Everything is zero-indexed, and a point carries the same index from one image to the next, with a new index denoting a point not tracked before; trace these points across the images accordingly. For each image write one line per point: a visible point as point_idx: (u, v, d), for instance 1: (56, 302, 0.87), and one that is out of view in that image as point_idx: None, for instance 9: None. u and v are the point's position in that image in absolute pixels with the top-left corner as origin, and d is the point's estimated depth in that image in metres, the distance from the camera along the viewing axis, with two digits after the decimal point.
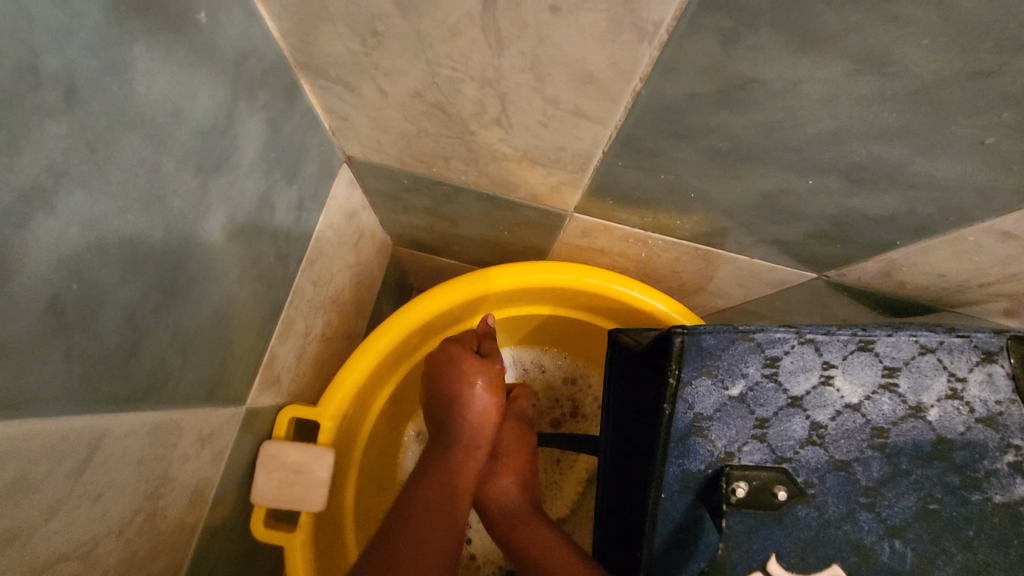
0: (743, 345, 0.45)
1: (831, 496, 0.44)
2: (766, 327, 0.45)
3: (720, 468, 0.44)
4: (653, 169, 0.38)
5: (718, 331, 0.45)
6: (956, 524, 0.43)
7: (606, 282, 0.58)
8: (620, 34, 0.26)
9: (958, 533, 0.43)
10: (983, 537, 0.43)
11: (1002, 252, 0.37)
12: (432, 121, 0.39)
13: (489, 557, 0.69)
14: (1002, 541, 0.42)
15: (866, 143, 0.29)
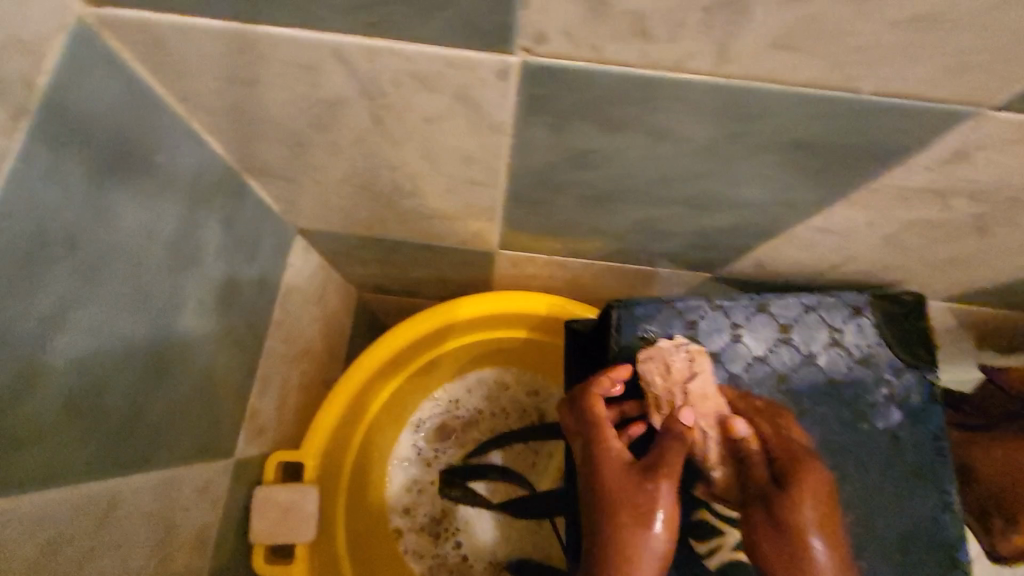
0: (667, 313, 0.52)
1: None
2: (686, 297, 0.52)
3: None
4: (548, 212, 0.46)
5: (646, 305, 0.52)
6: (855, 451, 0.49)
7: (546, 303, 0.66)
8: (481, 131, 0.34)
9: (857, 459, 0.49)
10: (874, 461, 0.49)
11: (832, 243, 0.46)
12: (362, 197, 0.47)
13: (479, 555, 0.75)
14: (889, 461, 0.49)
15: (688, 183, 0.38)
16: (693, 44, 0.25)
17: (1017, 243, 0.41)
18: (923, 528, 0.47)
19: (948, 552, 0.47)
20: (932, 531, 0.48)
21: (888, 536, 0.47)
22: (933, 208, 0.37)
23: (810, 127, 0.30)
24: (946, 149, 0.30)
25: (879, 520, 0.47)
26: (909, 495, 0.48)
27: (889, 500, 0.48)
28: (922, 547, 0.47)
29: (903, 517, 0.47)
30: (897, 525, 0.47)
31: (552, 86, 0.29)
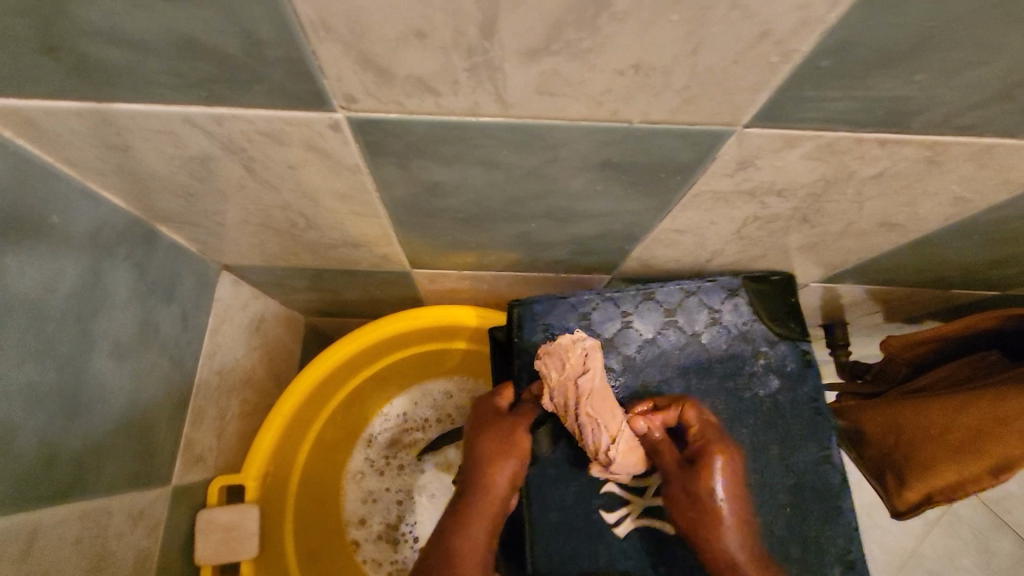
0: (563, 307, 0.59)
1: None
2: (580, 293, 0.59)
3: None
4: (437, 233, 0.51)
5: (544, 302, 0.59)
6: (741, 415, 0.55)
7: (464, 313, 0.70)
8: (340, 171, 0.39)
9: (744, 421, 0.54)
10: (758, 423, 0.54)
11: (695, 240, 0.51)
12: (266, 233, 0.51)
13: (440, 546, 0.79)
14: (774, 423, 0.54)
15: (539, 200, 0.42)
16: (475, 94, 0.29)
17: (843, 228, 0.46)
18: (809, 478, 0.53)
19: (832, 499, 0.52)
20: (817, 481, 0.53)
21: (778, 487, 0.52)
22: (755, 205, 0.42)
23: (610, 149, 0.35)
24: (730, 158, 0.35)
25: (768, 473, 0.53)
26: (795, 451, 0.54)
27: (776, 456, 0.53)
28: (809, 496, 0.52)
29: (789, 470, 0.53)
30: (785, 477, 0.53)
31: (380, 132, 0.33)
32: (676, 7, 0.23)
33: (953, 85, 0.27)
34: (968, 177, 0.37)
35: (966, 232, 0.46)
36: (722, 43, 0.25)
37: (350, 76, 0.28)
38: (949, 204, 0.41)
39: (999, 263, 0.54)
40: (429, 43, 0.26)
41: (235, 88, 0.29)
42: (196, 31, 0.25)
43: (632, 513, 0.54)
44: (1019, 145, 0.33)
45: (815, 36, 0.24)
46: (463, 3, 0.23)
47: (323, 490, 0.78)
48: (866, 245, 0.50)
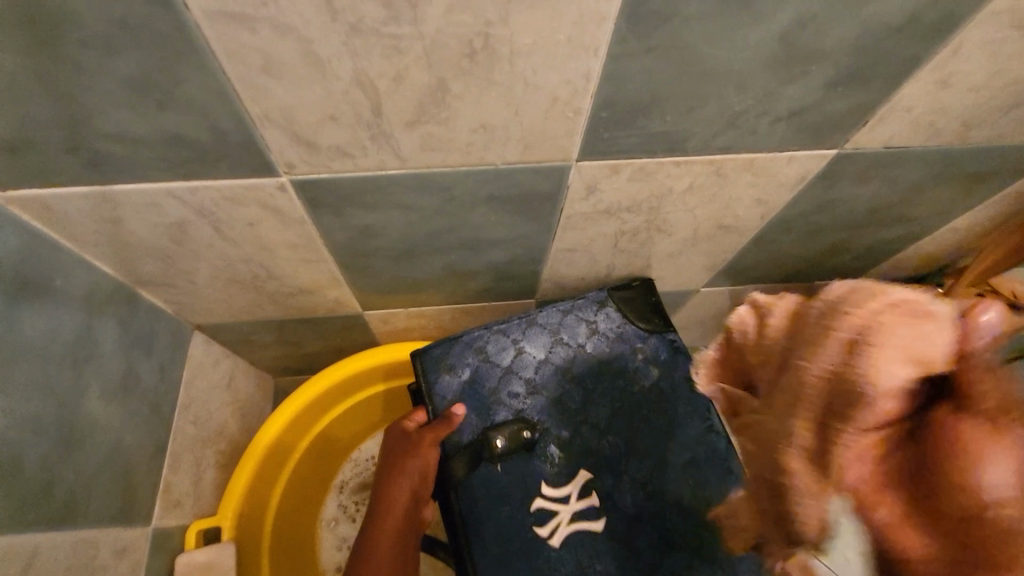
0: (459, 347, 0.66)
1: (556, 422, 0.63)
2: (471, 331, 0.67)
3: (480, 433, 0.62)
4: (377, 273, 0.62)
5: (442, 344, 0.66)
6: (637, 409, 0.63)
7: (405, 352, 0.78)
8: (290, 224, 0.50)
9: (639, 413, 0.63)
10: (653, 410, 0.63)
11: (586, 257, 0.63)
12: (234, 288, 0.61)
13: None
14: (662, 407, 0.64)
15: (450, 233, 0.54)
16: (380, 154, 0.42)
17: (693, 234, 0.59)
18: (701, 448, 0.62)
19: (721, 461, 0.61)
20: (707, 450, 0.62)
21: (679, 461, 0.61)
22: (616, 221, 0.55)
23: (490, 185, 0.47)
24: (579, 185, 0.49)
25: (668, 455, 0.62)
26: (687, 427, 0.63)
27: (670, 437, 0.62)
28: (704, 465, 0.61)
29: (683, 447, 0.62)
30: (681, 454, 0.61)
31: (316, 189, 0.45)
32: (492, 86, 0.36)
33: (696, 120, 0.42)
34: (753, 183, 0.51)
35: (783, 228, 0.60)
36: (531, 106, 0.38)
37: (289, 149, 0.40)
38: (754, 206, 0.55)
39: (830, 253, 0.68)
40: (339, 123, 0.38)
41: (207, 165, 0.41)
42: (179, 127, 0.37)
43: (562, 523, 0.58)
44: (769, 156, 0.47)
45: (589, 97, 0.38)
46: (357, 96, 0.36)
47: (296, 549, 0.82)
48: (718, 247, 0.63)
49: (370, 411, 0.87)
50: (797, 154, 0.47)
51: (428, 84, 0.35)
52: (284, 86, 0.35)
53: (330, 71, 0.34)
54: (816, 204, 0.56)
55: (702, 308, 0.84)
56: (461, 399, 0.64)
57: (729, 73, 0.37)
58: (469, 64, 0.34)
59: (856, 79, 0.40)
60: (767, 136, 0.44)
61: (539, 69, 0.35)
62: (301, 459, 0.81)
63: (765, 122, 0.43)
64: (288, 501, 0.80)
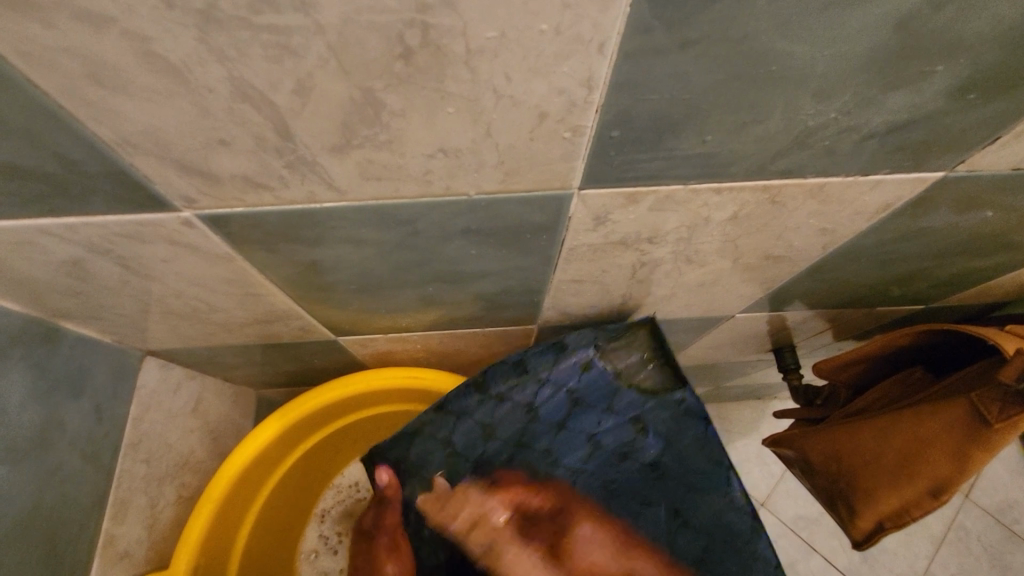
0: (451, 421, 0.61)
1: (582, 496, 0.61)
2: (463, 399, 0.61)
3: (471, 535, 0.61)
4: (341, 304, 0.51)
5: (430, 426, 0.62)
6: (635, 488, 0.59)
7: (386, 380, 0.70)
8: (215, 260, 0.40)
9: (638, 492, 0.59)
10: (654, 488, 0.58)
11: (596, 287, 0.51)
12: (174, 319, 0.52)
13: None
14: (667, 483, 0.58)
15: (423, 267, 0.43)
16: (306, 185, 0.30)
17: (733, 264, 0.47)
18: (718, 532, 0.55)
19: (743, 547, 0.55)
20: (725, 533, 0.55)
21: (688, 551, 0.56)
22: (634, 253, 0.43)
23: (465, 217, 0.36)
24: (584, 215, 0.37)
25: (678, 539, 0.57)
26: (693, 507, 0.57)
27: (681, 520, 0.57)
28: (722, 553, 0.55)
29: (697, 533, 0.56)
30: (696, 541, 0.56)
31: (234, 224, 0.34)
32: (446, 100, 0.24)
33: (748, 140, 0.29)
34: (820, 211, 0.38)
35: (849, 258, 0.47)
36: (508, 125, 0.26)
37: (178, 181, 0.29)
38: (816, 236, 0.42)
39: (903, 281, 0.55)
40: (235, 149, 0.27)
41: (77, 201, 0.30)
42: (11, 157, 0.26)
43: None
44: (848, 180, 0.34)
45: (594, 112, 0.26)
46: (248, 114, 0.24)
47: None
48: (763, 277, 0.51)
49: (353, 436, 0.80)
50: (889, 178, 0.34)
51: (348, 97, 0.24)
52: (135, 101, 0.23)
53: (193, 80, 0.22)
54: (899, 232, 0.43)
55: (736, 329, 0.72)
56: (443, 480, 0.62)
57: (806, 75, 0.25)
58: (404, 68, 0.22)
59: (999, 81, 0.26)
60: (849, 157, 0.32)
61: (515, 76, 0.23)
62: (281, 491, 0.75)
63: (848, 141, 0.30)
64: (267, 535, 0.75)
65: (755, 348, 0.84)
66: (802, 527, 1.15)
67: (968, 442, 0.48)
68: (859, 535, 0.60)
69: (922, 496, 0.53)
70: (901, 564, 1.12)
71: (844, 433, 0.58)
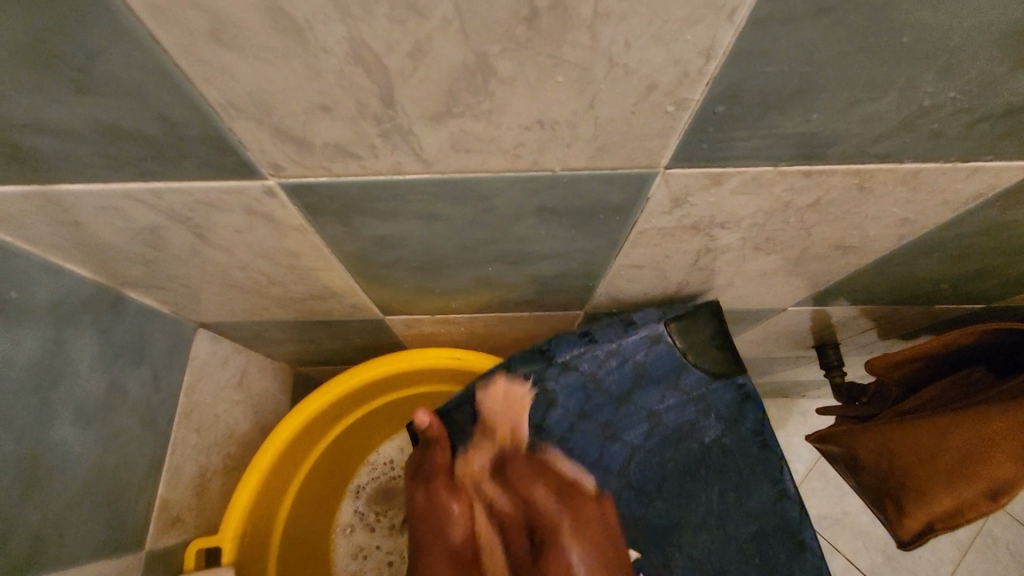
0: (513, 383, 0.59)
1: (637, 473, 0.58)
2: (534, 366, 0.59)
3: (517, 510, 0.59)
4: (398, 282, 0.51)
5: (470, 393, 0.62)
6: (690, 468, 0.57)
7: (427, 360, 0.70)
8: (286, 232, 0.40)
9: (694, 473, 0.57)
10: (711, 471, 0.56)
11: (654, 273, 0.50)
12: (233, 291, 0.52)
13: None
14: (725, 467, 0.56)
15: (487, 247, 0.43)
16: (395, 155, 0.30)
17: (799, 254, 0.46)
18: (770, 518, 0.55)
19: (793, 532, 0.54)
20: (777, 519, 0.55)
21: (742, 535, 0.55)
22: (703, 238, 0.42)
23: (543, 195, 0.35)
24: (663, 197, 0.36)
25: (730, 526, 0.55)
26: (749, 493, 0.56)
27: (735, 505, 0.55)
28: (774, 539, 0.54)
29: (750, 517, 0.55)
30: (747, 526, 0.55)
31: (315, 195, 0.34)
32: (558, 68, 0.24)
33: (855, 119, 0.28)
34: (906, 199, 0.37)
35: (922, 251, 0.46)
36: (614, 96, 0.26)
37: (271, 146, 0.29)
38: (895, 226, 0.41)
39: (970, 278, 0.53)
40: (336, 115, 0.27)
41: (169, 164, 0.31)
42: (116, 117, 0.26)
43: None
44: (945, 167, 0.33)
45: (704, 85, 0.25)
46: (357, 78, 0.24)
47: (298, 568, 0.75)
48: (827, 269, 0.49)
49: (389, 414, 0.81)
50: (988, 166, 0.33)
51: (461, 62, 0.23)
52: (248, 61, 0.23)
53: (312, 40, 0.22)
54: (982, 225, 0.41)
55: (782, 323, 0.71)
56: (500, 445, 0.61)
57: (937, 49, 0.24)
58: (526, 33, 0.22)
59: None
60: (952, 141, 0.30)
61: (636, 42, 0.23)
62: (319, 465, 0.76)
63: (958, 124, 0.29)
64: (305, 509, 0.76)
65: (796, 344, 0.83)
66: (827, 527, 1.14)
67: None
68: (908, 536, 0.59)
69: (979, 498, 0.51)
70: (928, 567, 1.10)
71: (901, 429, 0.57)
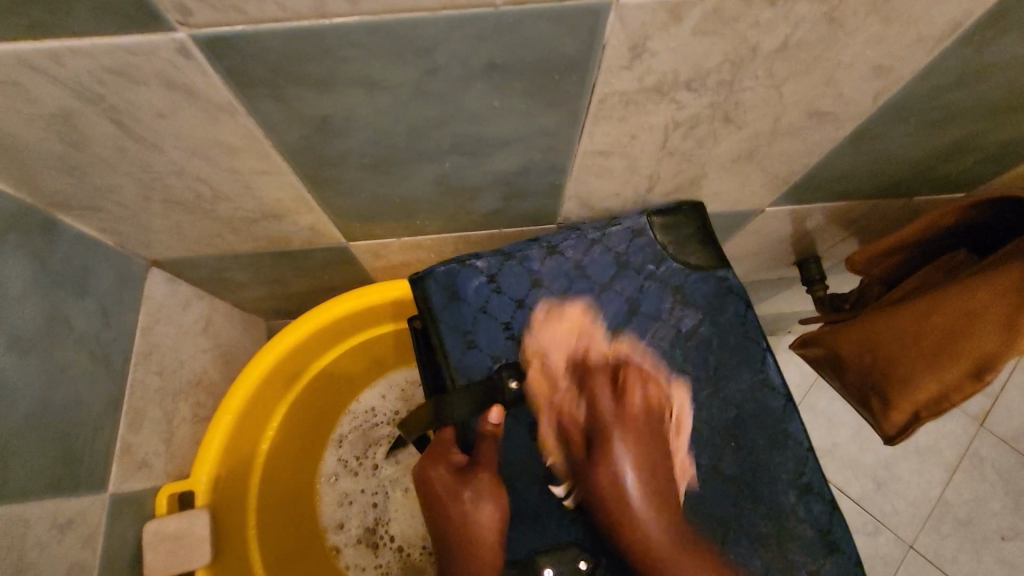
0: (504, 263, 0.57)
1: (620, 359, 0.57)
2: (524, 246, 0.57)
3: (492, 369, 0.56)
4: (353, 191, 0.48)
5: (449, 265, 0.57)
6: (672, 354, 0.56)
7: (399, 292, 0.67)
8: (217, 117, 0.36)
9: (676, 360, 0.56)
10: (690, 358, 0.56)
11: (621, 165, 0.48)
12: (178, 212, 0.49)
13: (412, 541, 0.80)
14: (705, 353, 0.56)
15: (439, 131, 0.40)
16: None
17: (772, 127, 0.44)
18: (749, 406, 0.54)
19: (776, 423, 0.54)
20: (755, 407, 0.55)
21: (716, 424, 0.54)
22: (669, 106, 0.40)
23: (490, 46, 0.32)
24: (620, 44, 0.33)
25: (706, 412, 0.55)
26: (727, 379, 0.55)
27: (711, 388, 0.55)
28: (751, 425, 0.54)
29: (728, 403, 0.54)
30: (724, 412, 0.54)
31: (236, 54, 0.31)
32: None
33: None
34: (879, 35, 0.35)
35: (899, 116, 0.44)
36: None
37: None
38: (870, 77, 0.39)
39: (948, 155, 0.52)
40: None
41: (60, 11, 0.27)
42: None
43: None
44: None
45: None
46: None
47: (285, 485, 0.75)
48: (802, 146, 0.47)
49: (370, 356, 0.79)
50: None
51: None
52: None
53: None
54: (960, 73, 0.39)
55: (760, 232, 0.69)
56: (482, 310, 0.57)
57: None
58: None
59: None
60: None
61: None
62: (300, 405, 0.75)
63: None
64: (287, 454, 0.75)
65: (777, 262, 0.81)
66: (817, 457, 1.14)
67: (1017, 308, 0.46)
68: (891, 431, 0.58)
69: (962, 378, 0.50)
70: (913, 488, 1.11)
71: (884, 318, 0.56)
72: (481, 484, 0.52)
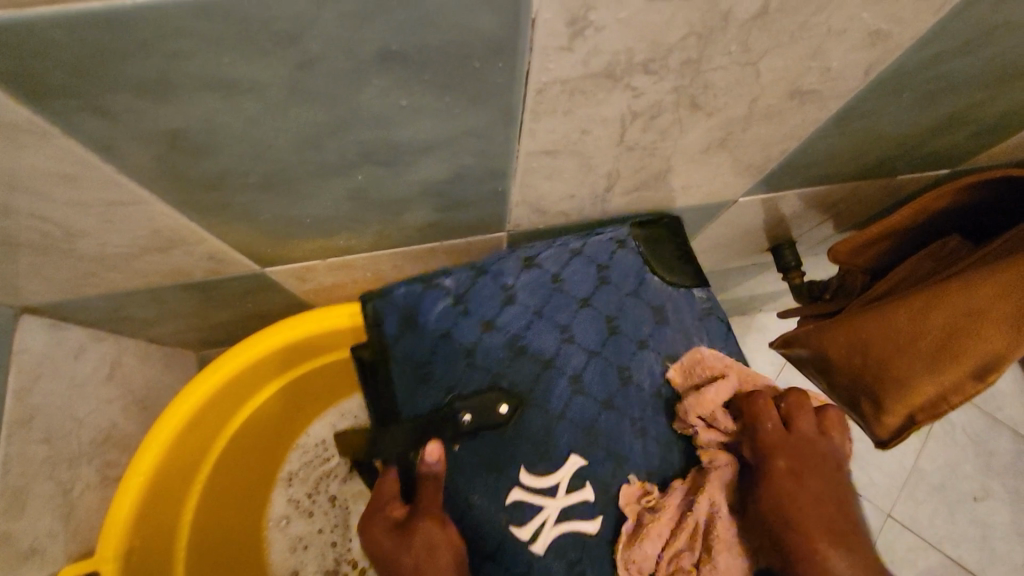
0: (477, 280, 0.50)
1: (595, 381, 0.49)
2: (498, 259, 0.50)
3: (444, 402, 0.48)
4: (249, 216, 0.39)
5: (411, 285, 0.50)
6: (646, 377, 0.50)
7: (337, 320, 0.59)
8: (25, 141, 0.27)
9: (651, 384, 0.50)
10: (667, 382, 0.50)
11: (573, 166, 0.40)
12: (26, 255, 0.39)
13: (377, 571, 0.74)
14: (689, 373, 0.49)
15: (337, 139, 0.32)
16: None
17: (746, 111, 0.36)
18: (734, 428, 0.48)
19: None
20: None
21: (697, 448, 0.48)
22: (624, 93, 0.32)
23: (378, 27, 0.24)
24: (554, 18, 0.25)
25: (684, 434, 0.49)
26: None
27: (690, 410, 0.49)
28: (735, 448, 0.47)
29: None
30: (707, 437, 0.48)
31: (10, 55, 0.22)
32: None
33: None
34: None
35: (891, 90, 0.37)
36: None
37: None
38: (862, 46, 0.32)
39: (934, 133, 0.46)
40: None
41: None
42: None
43: (550, 520, 0.46)
44: None
45: None
46: None
47: (219, 540, 0.66)
48: (781, 131, 0.40)
49: (316, 387, 0.71)
50: None
51: None
52: None
53: None
54: (965, 37, 0.32)
55: (733, 223, 0.63)
56: (442, 335, 0.49)
57: None
58: None
59: None
60: None
61: None
62: (236, 448, 0.66)
63: None
64: (222, 503, 0.66)
65: (751, 249, 0.75)
66: None
67: None
68: (885, 435, 0.53)
69: (965, 380, 0.45)
70: None
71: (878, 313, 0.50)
72: (427, 526, 0.45)
